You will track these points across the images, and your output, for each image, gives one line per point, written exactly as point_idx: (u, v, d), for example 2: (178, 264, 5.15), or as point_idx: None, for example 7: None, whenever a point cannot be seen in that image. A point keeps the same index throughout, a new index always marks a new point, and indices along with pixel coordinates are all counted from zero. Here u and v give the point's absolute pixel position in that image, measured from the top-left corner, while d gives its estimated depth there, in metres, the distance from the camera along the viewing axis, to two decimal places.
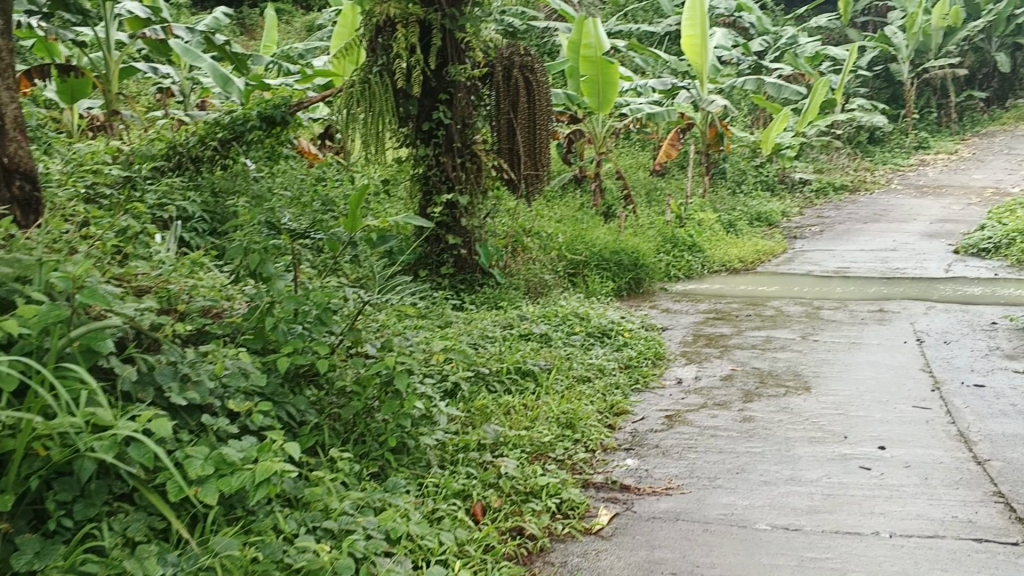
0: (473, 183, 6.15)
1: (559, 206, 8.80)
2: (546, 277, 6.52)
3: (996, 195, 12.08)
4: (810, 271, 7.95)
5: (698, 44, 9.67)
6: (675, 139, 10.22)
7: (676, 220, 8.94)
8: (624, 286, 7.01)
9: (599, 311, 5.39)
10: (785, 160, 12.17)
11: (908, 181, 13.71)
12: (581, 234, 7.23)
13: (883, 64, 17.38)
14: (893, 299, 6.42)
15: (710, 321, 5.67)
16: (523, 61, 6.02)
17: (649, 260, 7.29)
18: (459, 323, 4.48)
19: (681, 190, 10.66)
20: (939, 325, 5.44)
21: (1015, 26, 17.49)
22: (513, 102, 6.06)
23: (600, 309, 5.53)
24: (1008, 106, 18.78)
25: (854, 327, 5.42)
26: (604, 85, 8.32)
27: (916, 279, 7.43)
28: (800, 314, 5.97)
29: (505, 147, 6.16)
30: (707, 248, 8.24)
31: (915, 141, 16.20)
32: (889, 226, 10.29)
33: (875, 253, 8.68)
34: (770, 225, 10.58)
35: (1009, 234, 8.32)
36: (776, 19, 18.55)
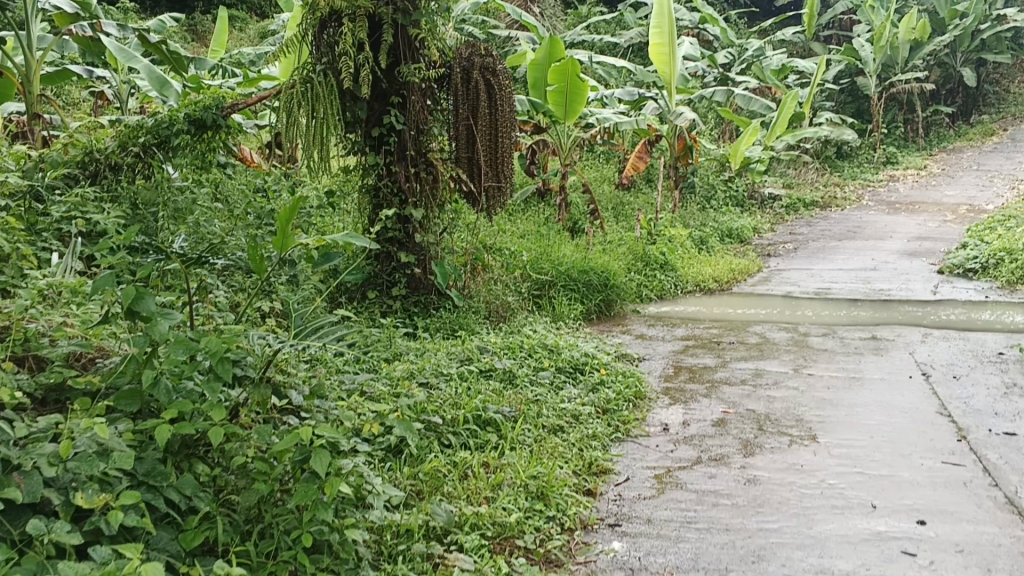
0: (428, 196, 5.60)
1: (522, 222, 8.24)
2: (510, 298, 5.93)
3: (970, 212, 11.73)
4: (789, 292, 7.46)
5: (666, 53, 9.26)
6: (643, 151, 9.73)
7: (646, 237, 8.41)
8: (595, 308, 6.44)
9: (567, 339, 4.83)
10: (756, 174, 11.73)
11: (879, 197, 13.35)
12: (547, 253, 6.66)
13: (848, 78, 17.08)
14: (884, 325, 5.93)
15: (689, 350, 5.14)
16: (485, 63, 5.45)
17: (621, 280, 6.75)
18: (409, 358, 3.89)
19: (649, 204, 10.16)
20: (942, 356, 4.95)
21: (980, 42, 17.29)
22: (473, 107, 5.47)
23: (568, 337, 4.96)
24: (972, 123, 18.58)
25: (850, 358, 4.92)
26: (570, 98, 7.93)
27: (902, 301, 6.96)
28: (787, 341, 5.46)
29: (463, 156, 5.56)
30: (680, 267, 7.73)
31: (883, 156, 15.89)
32: (865, 244, 9.86)
33: (855, 273, 8.23)
34: (742, 242, 10.10)
35: (994, 254, 7.90)
36: (740, 32, 18.22)
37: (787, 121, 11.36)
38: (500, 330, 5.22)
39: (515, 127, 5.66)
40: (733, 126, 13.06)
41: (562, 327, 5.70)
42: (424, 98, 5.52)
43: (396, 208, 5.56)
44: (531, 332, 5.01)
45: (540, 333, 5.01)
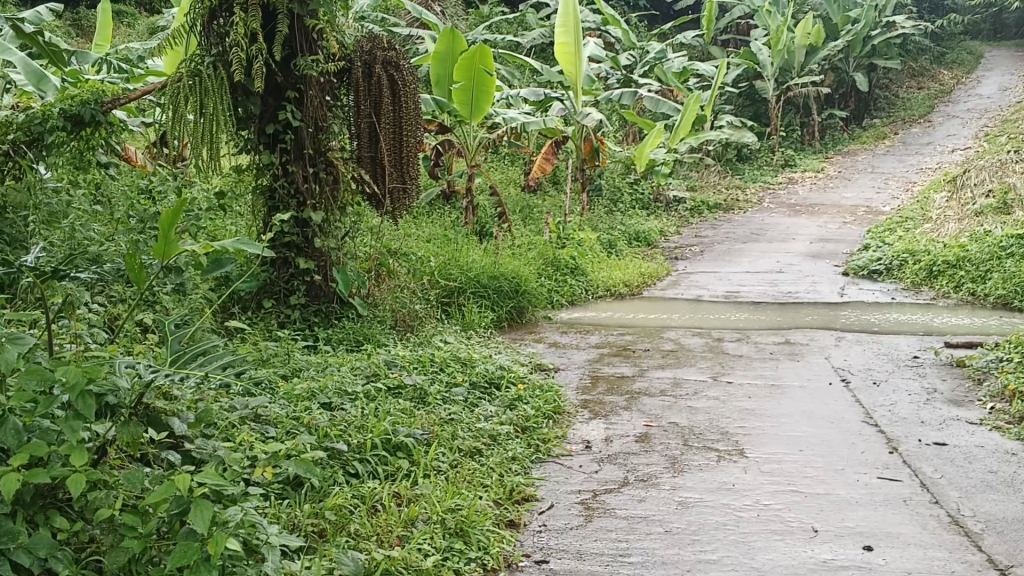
0: (328, 198, 5.28)
1: (427, 225, 7.96)
2: (418, 305, 5.64)
3: (868, 214, 11.93)
4: (700, 296, 7.37)
5: (571, 52, 9.12)
6: (550, 153, 9.54)
7: (554, 240, 8.23)
8: (506, 316, 6.20)
9: (479, 349, 4.58)
10: (660, 176, 11.68)
11: (780, 200, 13.50)
12: (456, 259, 6.41)
13: (747, 82, 17.30)
14: (797, 329, 5.87)
15: (605, 358, 4.95)
16: (388, 56, 5.17)
17: (532, 285, 6.52)
18: (310, 375, 3.58)
19: (556, 207, 9.98)
20: (859, 360, 4.88)
21: (872, 48, 17.75)
22: (376, 104, 5.18)
23: (478, 348, 4.73)
24: (865, 126, 19.05)
25: (768, 364, 4.80)
26: (476, 96, 7.69)
27: (811, 304, 6.94)
28: (702, 347, 5.33)
29: (365, 156, 5.26)
30: (590, 271, 7.57)
31: (782, 159, 16.12)
32: (769, 247, 9.89)
33: (762, 275, 8.20)
34: (649, 244, 10.02)
35: (897, 255, 7.98)
36: (641, 35, 18.28)
37: (690, 123, 11.36)
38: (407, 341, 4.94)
39: (421, 125, 5.40)
40: (637, 128, 13.00)
41: (473, 336, 5.44)
42: (322, 93, 5.20)
43: (295, 211, 5.22)
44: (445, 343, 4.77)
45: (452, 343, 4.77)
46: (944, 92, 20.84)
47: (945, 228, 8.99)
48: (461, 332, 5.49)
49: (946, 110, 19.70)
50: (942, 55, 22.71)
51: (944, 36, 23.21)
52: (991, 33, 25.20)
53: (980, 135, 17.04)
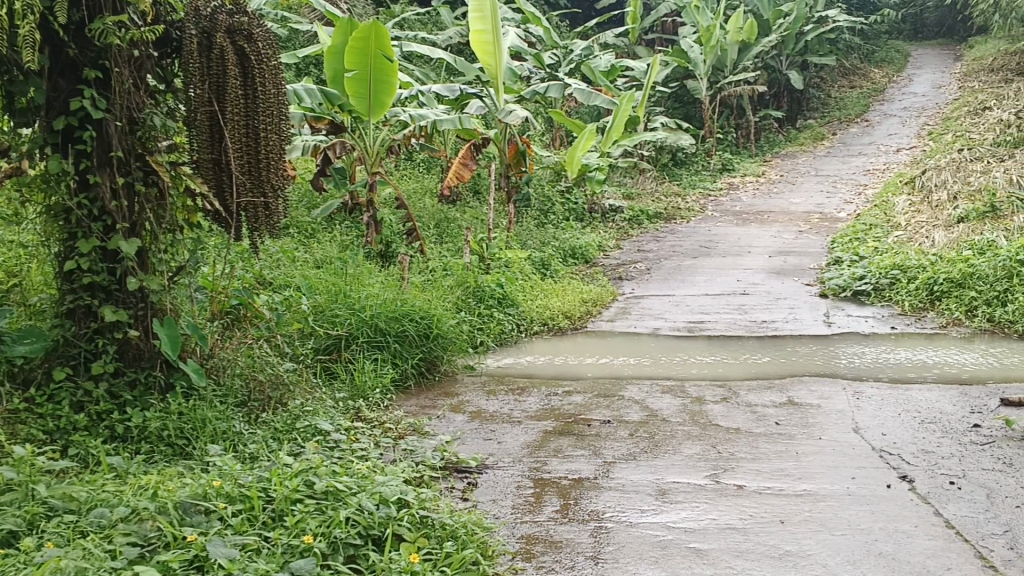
0: (152, 220, 3.66)
1: (318, 251, 6.39)
2: (287, 365, 3.99)
3: (823, 222, 10.71)
4: (658, 329, 5.94)
5: (489, 41, 7.65)
6: (468, 156, 8.06)
7: (476, 262, 6.73)
8: (414, 372, 4.55)
9: (362, 453, 3.06)
10: (595, 183, 10.26)
11: (723, 207, 12.21)
12: (346, 296, 4.79)
13: (678, 81, 16.01)
14: (796, 380, 4.46)
15: (550, 443, 3.45)
16: (235, 23, 3.58)
17: (450, 325, 4.88)
18: (47, 546, 2.06)
19: (478, 220, 8.47)
20: (901, 435, 3.51)
21: (804, 45, 16.70)
22: (217, 88, 3.58)
23: (362, 445, 3.19)
24: (800, 127, 18.00)
25: (783, 444, 3.39)
26: (374, 87, 6.19)
27: (797, 340, 5.57)
28: (679, 414, 3.86)
29: (204, 157, 3.62)
30: (521, 300, 6.06)
31: (719, 163, 14.84)
32: (724, 262, 8.55)
33: (725, 299, 6.84)
34: (587, 262, 8.58)
35: (884, 272, 6.67)
36: (563, 34, 16.89)
37: (624, 123, 9.97)
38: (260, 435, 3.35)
39: (285, 121, 3.83)
40: (565, 131, 11.56)
41: (361, 416, 3.84)
42: (138, 73, 3.58)
43: (99, 239, 3.58)
44: (325, 446, 3.20)
45: (339, 444, 3.21)
46: (877, 91, 19.92)
47: (927, 238, 7.76)
48: (346, 409, 3.87)
49: (881, 109, 18.75)
50: (870, 53, 21.89)
51: (871, 35, 22.29)
52: (911, 34, 24.47)
53: (923, 134, 16.10)
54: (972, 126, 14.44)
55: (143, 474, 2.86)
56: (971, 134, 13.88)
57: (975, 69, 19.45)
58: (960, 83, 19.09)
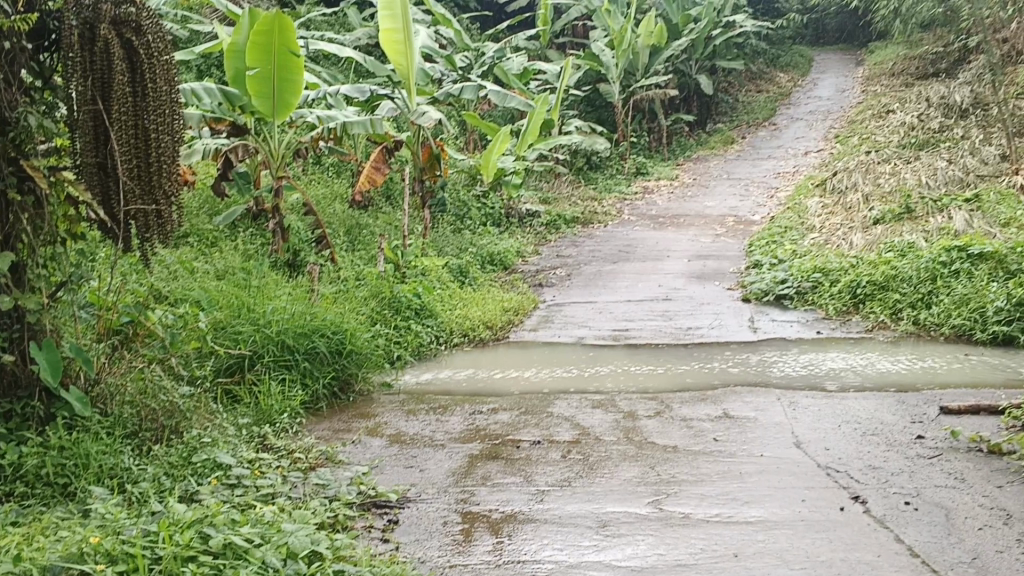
0: (28, 231, 3.26)
1: (220, 262, 6.01)
2: (184, 390, 3.61)
3: (739, 225, 10.68)
4: (582, 338, 5.72)
5: (400, 40, 7.34)
6: (379, 160, 7.72)
7: (390, 270, 6.41)
8: (325, 393, 4.21)
9: (268, 497, 2.77)
10: (510, 188, 10.01)
11: (639, 211, 12.11)
12: (250, 311, 4.42)
13: (591, 85, 15.91)
14: (729, 391, 4.28)
15: (478, 469, 3.19)
16: (121, 14, 3.18)
17: (364, 339, 4.55)
18: None
19: (391, 226, 8.14)
20: (845, 450, 3.35)
21: (713, 49, 16.80)
22: (101, 83, 3.16)
23: (269, 484, 2.87)
24: (710, 130, 18.10)
25: (725, 462, 3.19)
26: (277, 85, 5.82)
27: (724, 347, 5.41)
28: (612, 432, 3.63)
29: (87, 162, 3.24)
30: (439, 310, 5.77)
31: (633, 166, 14.76)
32: (644, 267, 8.40)
33: (648, 305, 6.66)
34: (505, 268, 8.33)
35: (806, 275, 6.58)
36: (473, 37, 16.64)
37: (539, 126, 9.76)
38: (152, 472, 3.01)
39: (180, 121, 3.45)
40: (479, 134, 11.29)
41: (268, 445, 3.49)
42: (10, 68, 3.14)
43: None
44: (227, 485, 2.87)
45: (242, 482, 2.91)
46: (783, 95, 20.21)
47: (844, 240, 7.73)
48: (249, 437, 3.52)
49: (788, 113, 19.00)
50: (775, 58, 22.22)
51: (776, 40, 22.64)
52: (813, 40, 24.94)
53: (830, 137, 16.35)
54: (877, 129, 14.70)
55: (13, 526, 2.48)
56: (877, 136, 14.12)
57: (876, 74, 19.90)
58: (862, 87, 19.50)
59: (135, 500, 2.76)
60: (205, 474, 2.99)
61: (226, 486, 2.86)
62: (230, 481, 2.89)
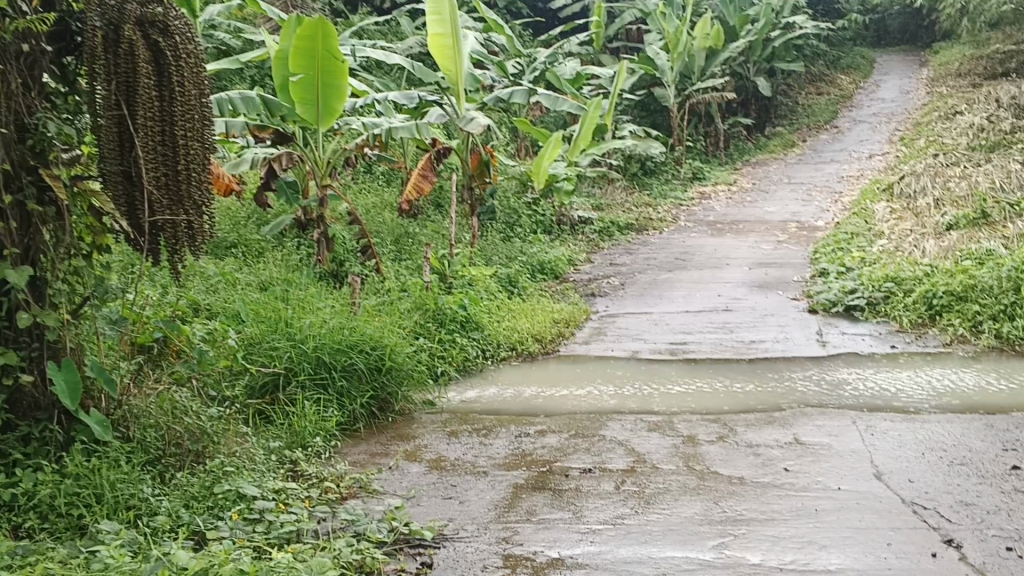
0: (49, 243, 2.96)
1: (263, 273, 5.82)
2: (212, 411, 3.42)
3: (801, 231, 10.27)
4: (638, 352, 5.41)
5: (448, 44, 7.11)
6: (427, 167, 7.46)
7: (437, 281, 6.17)
8: (363, 413, 3.97)
9: (290, 538, 2.58)
10: (563, 194, 9.73)
11: (696, 217, 11.74)
12: (286, 324, 4.19)
13: (646, 89, 15.57)
14: (798, 412, 3.95)
15: (524, 502, 2.93)
16: (147, 14, 2.88)
17: (405, 353, 4.30)
18: None
19: (439, 234, 7.91)
20: (932, 482, 3.02)
21: (771, 51, 16.33)
22: (126, 87, 2.88)
23: (295, 518, 2.68)
24: (769, 134, 17.62)
25: (797, 497, 2.88)
26: (321, 89, 5.60)
27: (790, 363, 5.07)
28: (670, 459, 3.34)
29: (111, 170, 2.95)
30: (486, 322, 5.51)
31: (689, 171, 14.38)
32: (701, 275, 8.06)
33: (707, 316, 6.33)
34: (557, 277, 8.05)
35: (877, 285, 6.19)
36: (526, 43, 16.39)
37: (592, 130, 9.47)
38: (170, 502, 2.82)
39: (212, 126, 3.14)
40: (530, 140, 11.03)
41: (299, 475, 3.26)
42: (30, 72, 2.88)
43: None
44: (249, 520, 2.67)
45: (266, 516, 2.71)
46: (844, 97, 19.63)
47: (915, 247, 7.31)
48: (277, 465, 3.30)
49: (850, 115, 18.44)
50: (836, 59, 21.62)
51: (836, 41, 22.03)
52: (875, 40, 24.20)
53: (895, 139, 15.78)
54: (944, 131, 14.12)
55: (9, 570, 2.26)
56: (944, 139, 13.55)
57: (942, 74, 19.22)
58: (927, 88, 18.84)
59: (149, 539, 2.53)
60: (227, 507, 2.78)
61: (246, 522, 2.67)
62: (250, 516, 2.69)
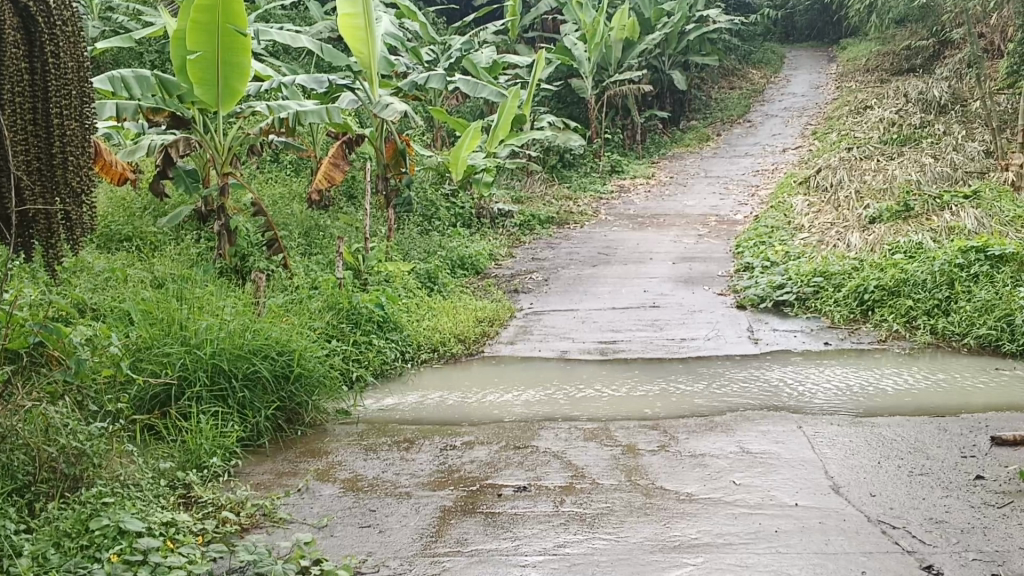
0: None
1: (158, 270, 5.35)
2: (94, 427, 2.96)
3: (722, 225, 10.15)
4: (565, 352, 5.12)
5: (360, 26, 6.71)
6: (338, 157, 7.04)
7: (351, 277, 5.77)
8: (268, 427, 3.58)
9: None
10: (481, 186, 9.39)
11: (616, 211, 11.53)
12: (180, 327, 3.76)
13: (562, 80, 15.33)
14: (741, 417, 3.70)
15: (453, 529, 2.60)
16: None
17: (315, 358, 3.91)
18: None
19: (353, 227, 7.49)
20: (894, 495, 2.80)
21: (687, 44, 16.25)
22: None
23: (184, 562, 2.29)
24: (685, 128, 17.58)
25: (755, 516, 2.61)
26: (222, 69, 5.15)
27: (724, 363, 4.84)
28: (611, 473, 3.04)
29: None
30: (403, 321, 5.15)
31: (608, 164, 14.19)
32: (626, 270, 7.83)
33: (634, 313, 6.08)
34: (477, 272, 7.72)
35: (807, 279, 6.02)
36: (440, 32, 15.98)
37: (511, 120, 9.15)
38: (34, 541, 2.39)
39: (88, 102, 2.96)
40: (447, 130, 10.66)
41: (191, 503, 2.87)
42: None
43: None
44: (130, 563, 2.27)
45: (149, 559, 2.30)
46: (757, 91, 19.75)
47: (839, 240, 7.20)
48: (167, 491, 2.88)
49: (763, 109, 18.55)
50: (748, 54, 21.76)
51: (748, 36, 22.17)
52: (783, 37, 24.48)
53: (808, 133, 15.89)
54: (856, 125, 14.24)
55: None
56: (856, 133, 13.66)
57: (850, 70, 19.50)
58: (837, 83, 19.07)
59: None
60: (105, 547, 2.35)
61: (127, 565, 2.27)
62: (130, 558, 2.27)
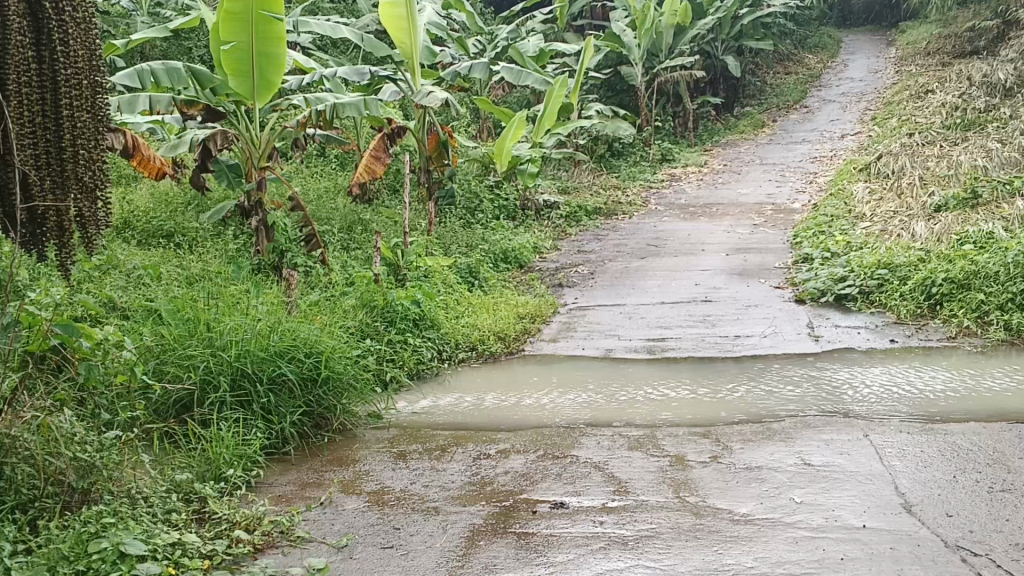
0: None
1: (192, 267, 5.21)
2: (108, 435, 2.79)
3: (777, 214, 9.78)
4: (611, 351, 4.86)
5: (402, 15, 6.49)
6: (379, 149, 6.84)
7: (388, 273, 5.58)
8: (295, 433, 3.40)
9: None
10: (527, 177, 9.16)
11: (666, 201, 11.22)
12: (205, 326, 3.59)
13: (612, 68, 15.01)
14: (800, 424, 3.43)
15: (482, 553, 2.38)
16: None
17: (345, 359, 3.72)
18: None
19: (394, 221, 7.31)
20: (974, 514, 2.51)
21: (740, 29, 15.80)
22: None
23: None
24: (738, 115, 17.14)
25: (817, 541, 2.36)
26: (257, 60, 4.97)
27: (781, 362, 4.55)
28: (657, 488, 2.80)
29: None
30: (442, 319, 4.94)
31: (658, 153, 13.85)
32: (676, 262, 7.54)
33: (685, 308, 5.81)
34: (522, 266, 7.49)
35: (870, 271, 5.69)
36: (487, 21, 15.73)
37: (557, 109, 8.88)
38: (28, 566, 2.19)
39: (102, 93, 2.77)
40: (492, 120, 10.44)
41: (205, 520, 2.68)
42: None
43: None
44: None
45: None
46: (812, 76, 19.20)
47: (903, 230, 6.83)
48: (180, 506, 2.70)
49: (819, 94, 18.02)
50: (803, 39, 21.17)
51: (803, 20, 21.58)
52: (839, 21, 23.80)
53: (867, 119, 15.37)
54: (917, 110, 13.72)
55: None
56: (917, 118, 13.15)
57: (910, 53, 18.86)
58: (896, 68, 18.45)
59: None
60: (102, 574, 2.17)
61: None
62: None
